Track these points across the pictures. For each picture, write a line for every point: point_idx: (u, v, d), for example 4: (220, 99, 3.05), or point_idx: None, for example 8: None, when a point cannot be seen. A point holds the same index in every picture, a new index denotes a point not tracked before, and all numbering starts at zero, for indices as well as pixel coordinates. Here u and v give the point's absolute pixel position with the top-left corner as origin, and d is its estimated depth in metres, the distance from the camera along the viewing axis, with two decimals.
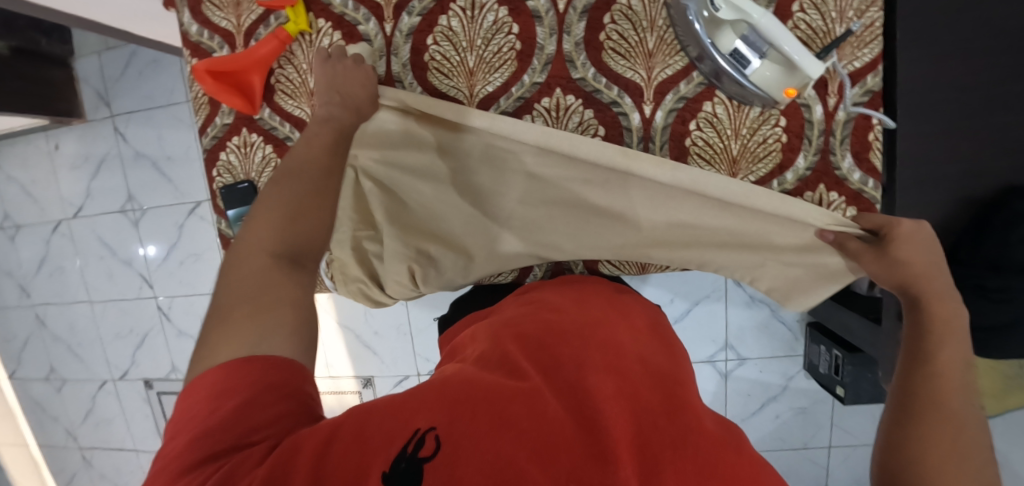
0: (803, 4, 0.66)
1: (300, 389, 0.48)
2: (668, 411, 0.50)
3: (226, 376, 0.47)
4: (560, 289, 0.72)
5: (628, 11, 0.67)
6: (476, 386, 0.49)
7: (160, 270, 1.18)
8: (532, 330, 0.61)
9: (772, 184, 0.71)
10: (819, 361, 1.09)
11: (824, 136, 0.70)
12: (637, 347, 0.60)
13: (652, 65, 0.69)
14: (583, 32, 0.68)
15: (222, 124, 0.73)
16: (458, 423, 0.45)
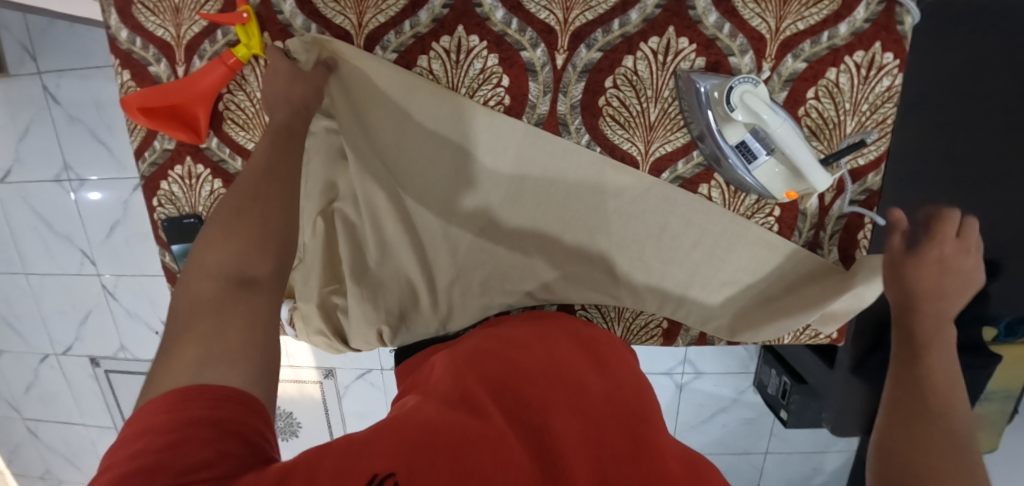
0: (819, 90, 0.58)
1: (250, 430, 0.39)
2: (649, 446, 0.44)
3: (168, 398, 0.38)
4: (525, 322, 0.62)
5: (633, 77, 0.58)
6: (432, 426, 0.41)
7: (103, 246, 1.18)
8: (494, 365, 0.53)
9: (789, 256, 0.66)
10: (769, 381, 1.15)
11: (815, 230, 0.65)
12: (612, 379, 0.53)
13: (651, 138, 0.61)
14: (581, 94, 0.59)
15: (162, 149, 0.63)
16: (418, 472, 0.37)
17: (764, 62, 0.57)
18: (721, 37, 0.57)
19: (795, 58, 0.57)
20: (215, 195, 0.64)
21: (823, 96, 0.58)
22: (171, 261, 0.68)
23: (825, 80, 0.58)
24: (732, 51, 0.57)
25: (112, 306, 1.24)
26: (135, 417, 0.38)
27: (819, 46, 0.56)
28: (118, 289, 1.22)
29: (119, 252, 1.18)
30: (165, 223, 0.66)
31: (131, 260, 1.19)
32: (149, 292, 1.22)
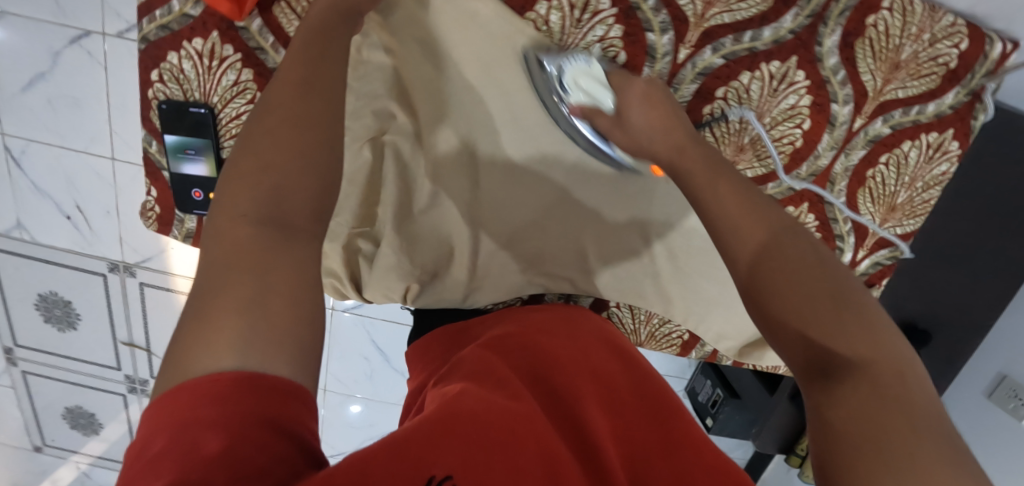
0: (890, 158, 0.68)
1: (298, 427, 0.38)
2: (676, 447, 0.48)
3: (216, 385, 0.37)
4: (547, 317, 0.63)
5: (744, 94, 0.66)
6: (484, 420, 0.42)
7: (18, 102, 0.98)
8: (525, 359, 0.54)
9: None
10: (700, 390, 1.23)
11: None
12: (632, 376, 0.57)
13: (738, 158, 0.69)
14: (690, 95, 0.67)
15: (182, 15, 0.65)
16: (473, 470, 0.37)
17: (858, 116, 0.66)
18: (833, 81, 0.65)
19: (884, 123, 0.66)
20: (239, 83, 0.68)
21: (890, 164, 0.68)
22: (160, 152, 0.72)
23: (896, 150, 0.67)
24: (836, 98, 0.65)
25: (14, 174, 1.05)
26: (183, 391, 0.37)
27: (908, 117, 0.65)
28: (24, 156, 1.03)
29: (35, 113, 0.99)
30: (164, 106, 0.70)
31: (52, 126, 1.00)
32: (68, 166, 1.04)
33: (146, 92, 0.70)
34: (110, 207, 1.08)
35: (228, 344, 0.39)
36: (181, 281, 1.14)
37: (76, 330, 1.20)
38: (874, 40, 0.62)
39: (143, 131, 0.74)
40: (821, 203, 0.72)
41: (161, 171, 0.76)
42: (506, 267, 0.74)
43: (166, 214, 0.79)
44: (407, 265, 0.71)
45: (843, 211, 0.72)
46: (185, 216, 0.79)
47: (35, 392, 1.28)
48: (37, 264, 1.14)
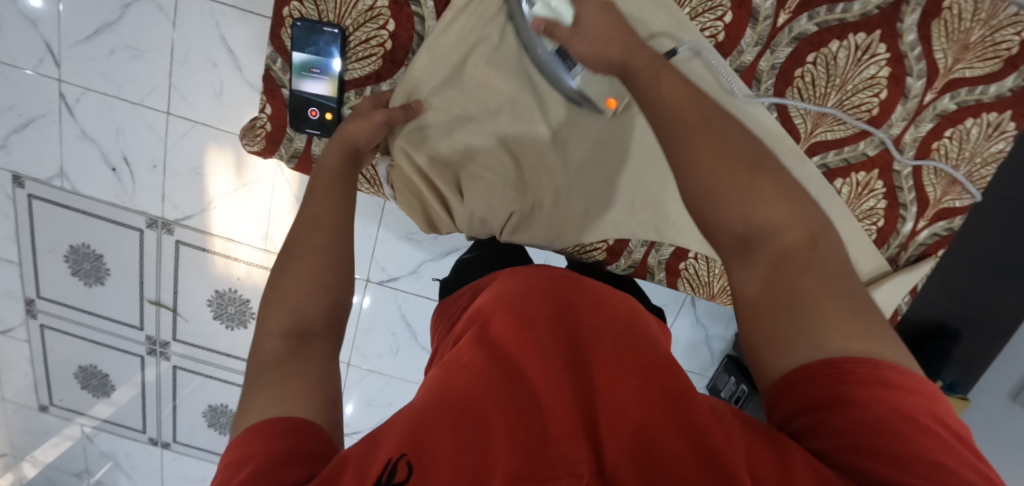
0: (959, 132, 0.63)
1: (295, 436, 0.43)
2: (636, 383, 0.47)
3: (234, 446, 0.43)
4: (521, 269, 0.64)
5: (832, 59, 0.62)
6: (437, 407, 0.44)
7: (79, 49, 0.99)
8: (492, 326, 0.54)
9: (883, 247, 0.69)
10: (723, 387, 1.21)
11: (900, 249, 0.69)
12: (605, 316, 0.56)
13: (819, 123, 0.65)
14: (784, 58, 0.64)
15: None
16: (427, 448, 0.41)
17: (930, 90, 0.62)
18: (909, 56, 0.61)
19: (951, 100, 0.62)
20: (374, 10, 0.74)
21: (954, 138, 0.64)
22: (284, 73, 0.77)
23: (961, 125, 0.63)
24: (912, 72, 0.62)
25: (64, 120, 1.05)
26: (231, 454, 0.43)
27: (973, 95, 0.61)
28: (78, 104, 1.04)
29: (94, 61, 1.00)
30: (300, 24, 0.75)
31: (110, 75, 1.01)
32: (119, 115, 1.04)
33: (281, 11, 0.75)
34: (157, 160, 1.08)
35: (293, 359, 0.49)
36: (219, 242, 1.14)
37: (102, 286, 1.19)
38: (949, 21, 0.60)
39: (270, 50, 0.77)
40: (890, 170, 0.66)
41: (281, 90, 0.79)
42: (603, 207, 0.82)
43: (277, 130, 0.80)
44: (495, 197, 0.76)
45: (908, 181, 0.66)
46: (295, 133, 0.80)
47: (50, 346, 1.26)
48: (70, 214, 1.12)
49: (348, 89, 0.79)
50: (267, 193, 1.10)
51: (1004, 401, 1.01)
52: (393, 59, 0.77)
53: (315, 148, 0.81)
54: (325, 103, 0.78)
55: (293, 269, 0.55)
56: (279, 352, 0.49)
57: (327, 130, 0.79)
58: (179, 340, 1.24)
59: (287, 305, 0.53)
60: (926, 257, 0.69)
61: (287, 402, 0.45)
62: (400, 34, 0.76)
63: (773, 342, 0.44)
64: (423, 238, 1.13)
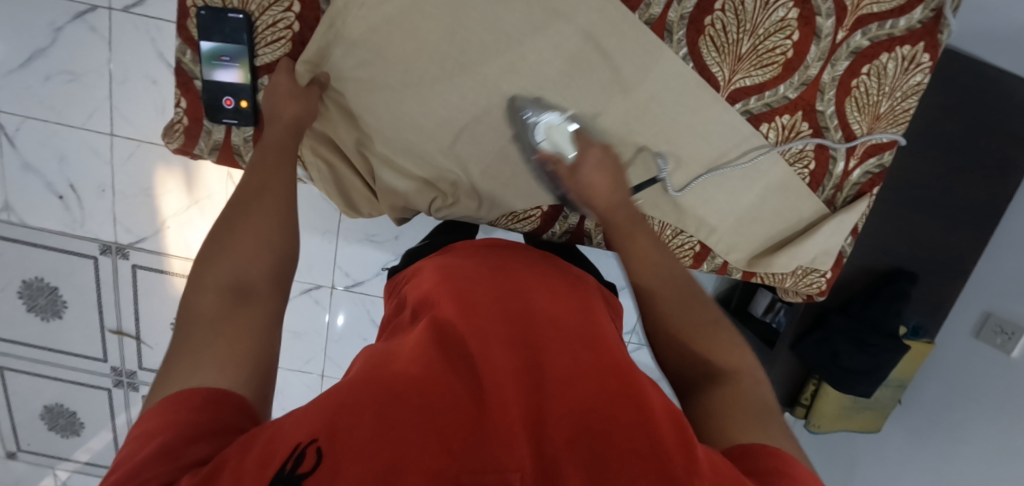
0: (873, 68, 0.62)
1: (214, 419, 0.41)
2: (582, 378, 0.46)
3: (145, 421, 0.41)
4: (475, 258, 0.62)
5: (740, 5, 0.59)
6: (364, 390, 0.41)
7: (14, 79, 0.98)
8: (440, 311, 0.52)
9: (817, 191, 0.69)
10: None
11: (834, 190, 0.69)
12: (557, 307, 0.54)
13: (736, 68, 0.62)
14: (693, 7, 0.60)
15: None
16: (342, 432, 0.38)
17: (840, 29, 0.60)
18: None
19: (863, 36, 0.61)
20: None
21: (872, 75, 0.63)
22: (195, 65, 0.64)
23: (877, 60, 0.62)
24: (819, 11, 0.60)
25: (5, 152, 1.03)
26: (138, 425, 0.42)
27: (883, 31, 0.61)
28: (18, 134, 1.02)
29: (31, 89, 0.99)
30: (203, 12, 0.61)
31: (49, 101, 1.00)
32: (63, 143, 1.03)
33: None
34: (105, 184, 1.06)
35: (226, 340, 0.46)
36: (177, 263, 1.13)
37: (60, 320, 1.16)
38: None
39: (176, 39, 0.64)
40: (812, 112, 0.64)
41: (193, 82, 0.66)
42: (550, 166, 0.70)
43: (194, 123, 0.67)
44: (401, 176, 0.70)
45: (833, 120, 0.65)
46: (213, 125, 0.68)
47: (13, 389, 1.22)
48: (20, 248, 1.10)
49: (261, 76, 0.66)
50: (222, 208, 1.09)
51: (970, 339, 1.01)
52: (306, 41, 0.64)
53: (236, 139, 0.69)
54: (239, 91, 0.65)
55: (239, 231, 0.53)
56: (215, 309, 0.48)
57: (246, 120, 0.67)
58: (145, 368, 1.21)
59: (229, 263, 0.51)
60: (861, 196, 0.69)
61: (218, 369, 0.44)
62: (309, 12, 0.62)
63: (716, 430, 0.48)
64: (384, 239, 1.12)
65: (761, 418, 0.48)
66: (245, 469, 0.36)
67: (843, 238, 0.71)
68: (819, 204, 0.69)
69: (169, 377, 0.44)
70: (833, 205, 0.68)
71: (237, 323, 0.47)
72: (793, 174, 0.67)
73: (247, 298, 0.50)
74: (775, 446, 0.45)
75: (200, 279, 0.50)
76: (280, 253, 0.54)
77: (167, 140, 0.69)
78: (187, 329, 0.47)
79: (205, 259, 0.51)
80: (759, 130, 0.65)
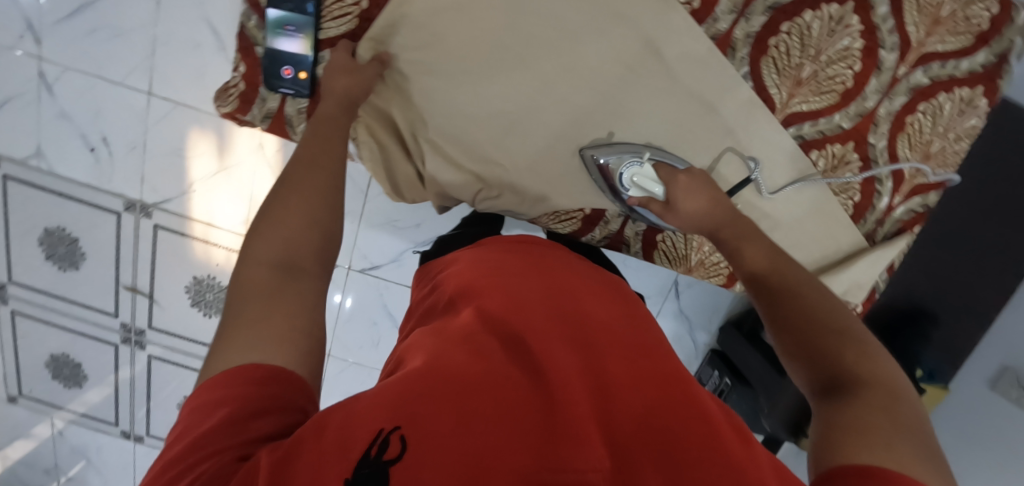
0: (929, 106, 0.63)
1: (275, 394, 0.42)
2: (635, 383, 0.49)
3: (206, 392, 0.43)
4: (522, 257, 0.65)
5: (806, 30, 0.60)
6: (437, 381, 0.43)
7: (61, 28, 0.99)
8: (488, 309, 0.54)
9: (858, 223, 0.70)
10: (707, 380, 1.21)
11: (876, 224, 0.69)
12: (602, 315, 0.58)
13: (794, 92, 0.63)
14: (759, 26, 0.61)
15: None
16: (424, 419, 0.40)
17: (901, 64, 0.61)
18: (882, 29, 0.60)
19: (923, 73, 0.62)
20: None
21: (927, 113, 0.63)
22: (259, 31, 0.65)
23: (933, 99, 0.63)
24: (884, 44, 0.60)
25: (43, 99, 1.04)
26: (200, 393, 0.43)
27: (944, 70, 0.61)
28: (58, 83, 1.03)
29: (75, 40, 1.00)
30: None
31: (92, 54, 1.00)
32: (100, 96, 1.03)
33: None
34: (137, 142, 1.07)
35: (281, 312, 0.47)
36: (198, 227, 1.12)
37: (77, 271, 1.16)
38: None
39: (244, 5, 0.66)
40: (863, 144, 0.65)
41: (254, 48, 0.67)
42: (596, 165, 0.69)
43: (250, 88, 0.68)
44: (446, 163, 0.70)
45: (883, 154, 0.65)
46: (269, 93, 0.68)
47: (22, 334, 1.23)
48: (46, 196, 1.10)
49: (323, 50, 0.66)
50: (249, 179, 1.09)
51: (984, 390, 1.00)
52: (371, 19, 0.65)
53: (289, 109, 0.70)
54: (299, 61, 0.65)
55: (284, 212, 0.53)
56: (267, 282, 0.49)
57: (301, 92, 0.67)
58: (154, 328, 1.21)
59: (279, 237, 0.52)
60: (902, 233, 0.69)
61: (274, 342, 0.45)
62: None
63: (830, 447, 0.42)
64: (405, 225, 1.11)
65: (893, 438, 0.41)
66: (326, 449, 0.38)
67: (879, 272, 0.71)
68: (859, 237, 0.70)
69: (222, 349, 0.45)
70: (873, 239, 0.69)
71: (287, 299, 0.48)
72: (837, 205, 0.68)
73: (295, 272, 0.50)
74: (897, 468, 0.38)
75: (252, 251, 0.51)
76: (324, 230, 0.54)
77: (221, 104, 0.69)
78: (240, 299, 0.48)
79: (255, 230, 0.52)
80: (809, 157, 0.66)
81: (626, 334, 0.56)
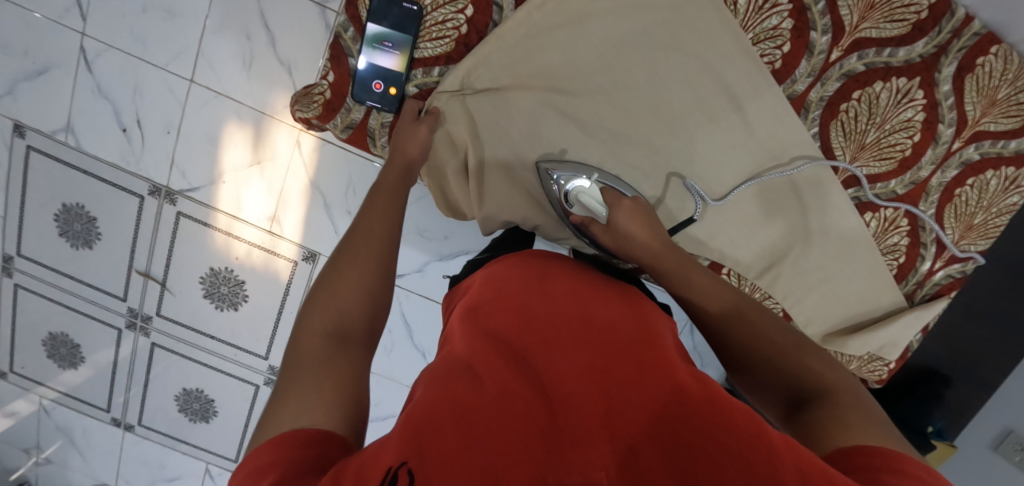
0: (976, 181, 0.70)
1: (320, 459, 0.40)
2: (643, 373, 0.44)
3: (257, 457, 0.41)
4: (528, 263, 0.60)
5: (874, 99, 0.68)
6: (439, 410, 0.40)
7: (111, 5, 0.98)
8: (492, 322, 0.51)
9: (901, 283, 0.76)
10: None
11: (916, 286, 0.75)
12: (607, 308, 0.53)
13: (857, 156, 0.71)
14: (833, 91, 0.69)
15: None
16: (433, 451, 0.37)
17: (957, 138, 0.69)
18: (943, 105, 0.68)
19: (975, 149, 0.69)
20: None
21: (974, 187, 0.71)
22: (354, 43, 0.72)
23: (982, 175, 0.70)
24: (943, 119, 0.68)
25: (80, 75, 1.02)
26: (250, 459, 0.41)
27: (994, 149, 0.69)
28: (98, 60, 1.01)
29: (125, 19, 0.99)
30: None
31: (139, 36, 1.00)
32: (140, 78, 1.02)
33: None
34: (172, 126, 1.05)
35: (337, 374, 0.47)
36: (223, 219, 1.10)
37: (89, 250, 1.13)
38: (980, 78, 0.66)
39: (341, 16, 0.73)
40: (913, 210, 0.72)
41: (346, 58, 0.73)
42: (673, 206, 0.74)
43: (336, 98, 0.74)
44: (513, 190, 0.74)
45: (929, 222, 0.73)
46: (354, 104, 0.74)
47: (21, 308, 1.19)
48: (68, 172, 1.08)
49: (415, 69, 0.73)
50: (283, 176, 1.07)
51: (986, 450, 1.03)
52: (468, 44, 0.71)
53: (372, 122, 0.76)
54: (392, 78, 0.72)
55: (346, 273, 0.55)
56: (321, 353, 0.48)
57: (389, 106, 0.74)
58: (162, 316, 1.18)
59: (334, 304, 0.52)
60: (938, 296, 0.76)
61: (317, 410, 0.44)
62: (480, 28, 0.71)
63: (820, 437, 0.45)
64: (433, 237, 1.12)
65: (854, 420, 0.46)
66: None
67: (913, 333, 0.75)
68: (902, 295, 0.76)
69: (274, 415, 0.44)
70: (911, 299, 0.75)
71: (344, 366, 0.48)
72: (883, 264, 0.74)
73: (348, 343, 0.50)
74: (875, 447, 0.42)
75: (310, 315, 0.51)
76: (377, 293, 0.55)
77: (303, 109, 0.74)
78: (293, 371, 0.47)
79: (311, 301, 0.53)
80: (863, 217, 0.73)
81: (633, 327, 0.51)
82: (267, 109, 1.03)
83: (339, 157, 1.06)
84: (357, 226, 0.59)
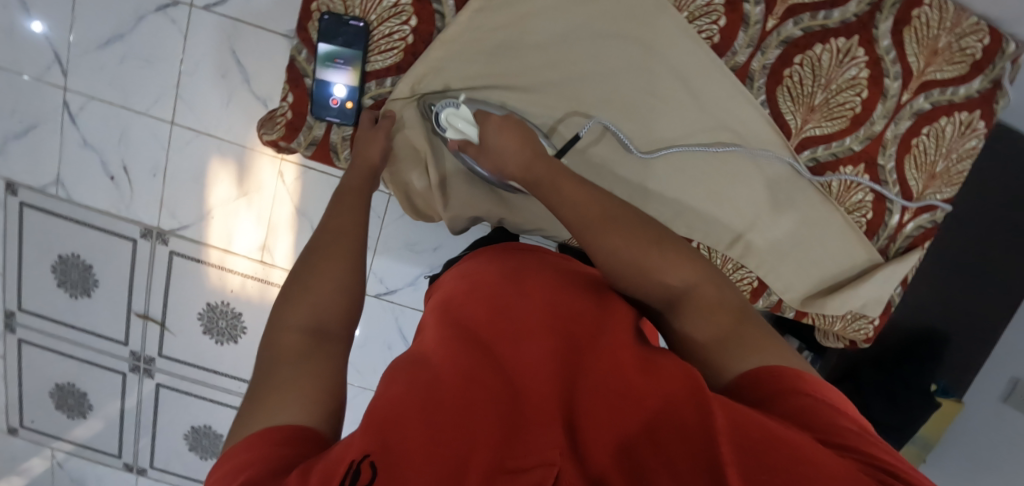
0: (931, 129, 0.72)
1: (294, 457, 0.40)
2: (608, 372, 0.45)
3: (233, 457, 0.41)
4: (501, 257, 0.61)
5: (816, 61, 0.70)
6: (404, 403, 0.40)
7: (88, 59, 1.02)
8: (461, 318, 0.51)
9: (874, 239, 0.77)
10: None
11: (888, 241, 0.77)
12: (577, 299, 0.54)
13: (808, 118, 0.72)
14: (774, 59, 0.70)
15: None
16: (396, 444, 0.38)
17: (906, 90, 0.70)
18: (885, 60, 0.69)
19: (925, 99, 0.71)
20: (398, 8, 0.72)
21: (930, 135, 0.72)
22: (307, 63, 0.75)
23: (936, 123, 0.72)
24: (888, 74, 0.70)
25: (66, 130, 1.06)
26: (227, 459, 0.41)
27: (944, 96, 0.71)
28: (81, 113, 1.05)
29: (102, 70, 1.03)
30: (325, 16, 0.72)
31: (117, 85, 1.04)
32: (123, 125, 1.06)
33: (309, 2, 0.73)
34: (157, 168, 1.08)
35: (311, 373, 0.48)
36: (214, 253, 1.13)
37: (88, 298, 1.16)
38: (917, 30, 0.68)
39: (294, 40, 0.75)
40: (873, 165, 0.73)
41: (302, 79, 0.76)
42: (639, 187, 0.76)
43: (297, 118, 0.76)
44: (476, 188, 0.77)
45: (892, 175, 0.74)
46: (315, 121, 0.77)
47: (27, 362, 1.22)
48: (61, 223, 1.11)
49: (369, 81, 0.76)
50: (267, 204, 1.10)
51: (997, 403, 1.02)
52: (416, 52, 0.74)
53: (334, 136, 0.78)
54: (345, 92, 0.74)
55: (321, 271, 0.56)
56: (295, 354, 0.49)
57: (347, 120, 0.76)
58: (164, 355, 1.20)
59: (306, 307, 0.53)
60: (913, 248, 0.77)
61: (293, 407, 0.44)
62: (425, 35, 0.73)
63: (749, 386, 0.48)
64: (421, 249, 1.13)
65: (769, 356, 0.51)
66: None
67: (892, 287, 0.77)
68: (876, 251, 0.77)
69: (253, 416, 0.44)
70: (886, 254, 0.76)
71: (319, 363, 0.49)
72: (852, 222, 0.76)
73: (324, 343, 0.51)
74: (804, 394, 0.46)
75: (283, 320, 0.52)
76: (350, 295, 0.56)
77: (268, 132, 0.78)
78: (268, 373, 0.48)
79: (284, 307, 0.54)
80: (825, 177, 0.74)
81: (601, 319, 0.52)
82: (245, 141, 1.06)
83: (320, 181, 1.08)
84: (327, 233, 0.61)
